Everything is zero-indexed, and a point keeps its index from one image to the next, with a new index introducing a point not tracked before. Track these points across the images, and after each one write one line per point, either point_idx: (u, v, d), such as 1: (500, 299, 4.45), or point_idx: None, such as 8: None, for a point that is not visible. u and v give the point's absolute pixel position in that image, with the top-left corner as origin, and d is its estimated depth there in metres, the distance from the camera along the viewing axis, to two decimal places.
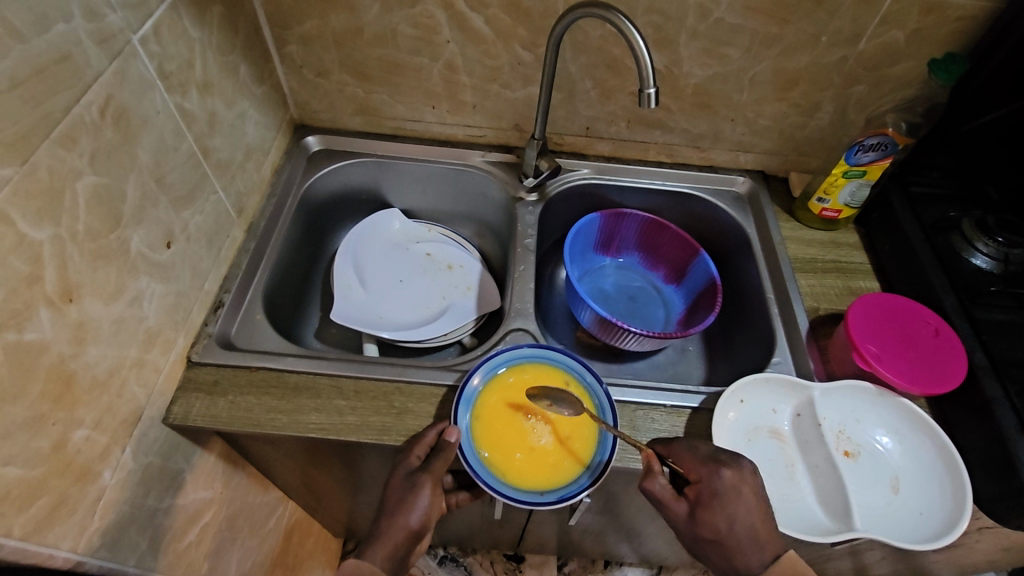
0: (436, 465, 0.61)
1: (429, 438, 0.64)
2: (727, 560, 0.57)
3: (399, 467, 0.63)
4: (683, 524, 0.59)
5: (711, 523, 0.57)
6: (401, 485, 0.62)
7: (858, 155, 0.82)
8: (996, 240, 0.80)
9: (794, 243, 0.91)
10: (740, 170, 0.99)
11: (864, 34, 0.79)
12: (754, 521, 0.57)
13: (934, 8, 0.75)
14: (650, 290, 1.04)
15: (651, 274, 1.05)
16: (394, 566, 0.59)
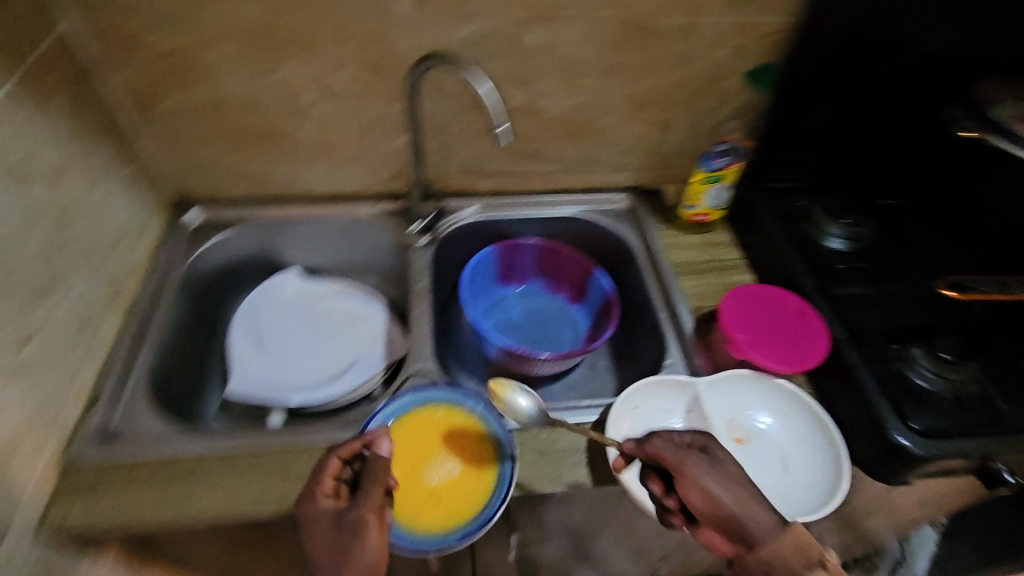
0: (369, 502, 0.56)
1: (331, 470, 0.59)
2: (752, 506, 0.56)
3: (315, 502, 0.56)
4: (708, 469, 0.59)
5: (727, 465, 0.60)
6: (332, 531, 0.54)
7: (713, 161, 0.92)
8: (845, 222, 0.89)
9: (674, 250, 0.97)
10: (619, 188, 1.06)
11: (694, 56, 0.87)
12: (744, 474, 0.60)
13: (746, 28, 0.84)
14: (557, 313, 1.07)
15: (556, 297, 1.08)
16: None
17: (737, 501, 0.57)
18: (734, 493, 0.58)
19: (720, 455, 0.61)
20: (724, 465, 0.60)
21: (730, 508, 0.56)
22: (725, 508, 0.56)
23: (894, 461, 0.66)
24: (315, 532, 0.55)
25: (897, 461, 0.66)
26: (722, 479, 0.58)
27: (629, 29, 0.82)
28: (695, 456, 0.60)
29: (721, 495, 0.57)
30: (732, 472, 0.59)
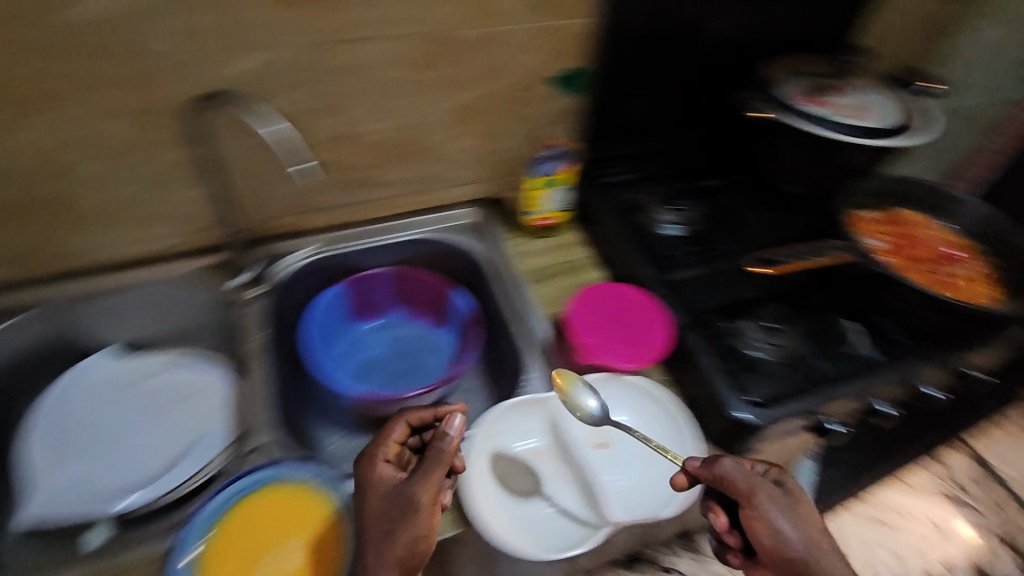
0: (424, 481, 0.59)
1: (393, 437, 0.66)
2: (818, 550, 0.60)
3: (376, 468, 0.63)
4: (769, 509, 0.61)
5: (802, 503, 0.62)
6: (386, 503, 0.59)
7: (545, 166, 0.93)
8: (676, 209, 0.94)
9: (524, 258, 0.98)
10: (463, 203, 1.04)
11: (508, 64, 0.86)
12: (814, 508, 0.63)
13: (553, 31, 0.84)
14: (421, 340, 1.02)
15: (417, 323, 1.04)
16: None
17: (801, 543, 0.60)
18: (802, 539, 0.60)
19: (796, 501, 0.62)
20: (799, 506, 0.62)
21: (795, 550, 0.60)
22: (790, 548, 0.60)
23: (742, 435, 0.71)
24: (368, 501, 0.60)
25: (744, 435, 0.70)
26: (796, 523, 0.61)
27: (433, 44, 0.79)
28: (766, 495, 0.61)
29: (788, 533, 0.60)
30: (802, 510, 0.62)
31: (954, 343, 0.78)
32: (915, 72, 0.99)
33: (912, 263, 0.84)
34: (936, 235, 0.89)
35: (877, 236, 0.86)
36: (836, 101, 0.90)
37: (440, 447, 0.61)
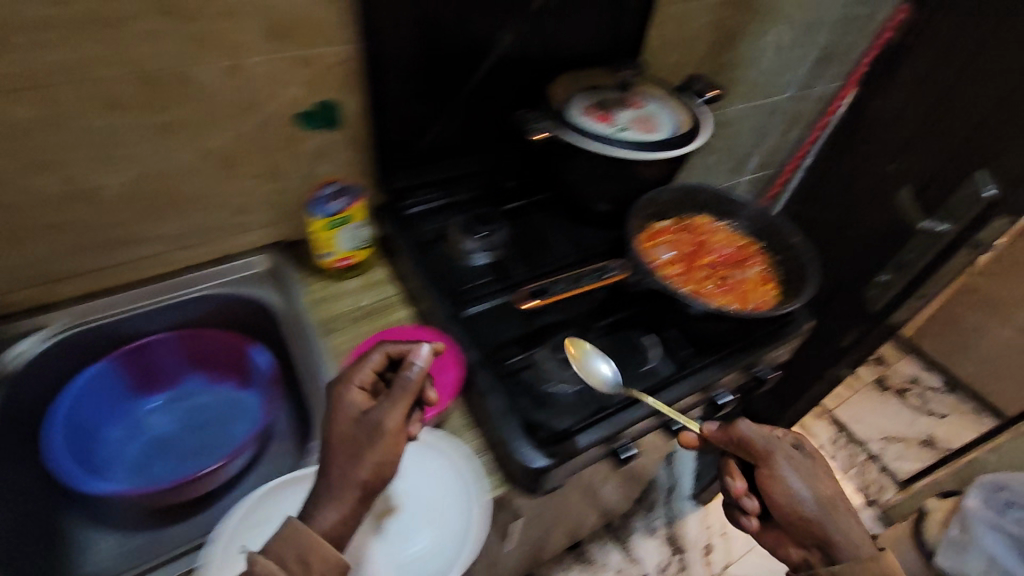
0: (391, 408, 0.57)
1: (370, 363, 0.62)
2: (831, 520, 0.69)
3: (345, 394, 0.59)
4: (804, 466, 0.73)
5: (815, 473, 0.73)
6: (353, 427, 0.57)
7: (327, 205, 0.85)
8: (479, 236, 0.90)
9: (323, 304, 0.90)
10: (255, 250, 0.93)
11: (262, 98, 0.77)
12: (822, 474, 0.73)
13: (306, 61, 0.76)
14: (226, 407, 0.93)
15: (222, 388, 0.94)
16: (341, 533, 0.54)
17: (817, 509, 0.70)
18: (818, 505, 0.70)
19: (814, 459, 0.75)
20: (813, 467, 0.73)
21: (809, 513, 0.69)
22: (805, 507, 0.70)
23: (531, 480, 0.68)
24: (331, 431, 0.57)
25: (533, 480, 0.67)
26: (812, 485, 0.71)
27: (154, 84, 0.69)
28: (786, 463, 0.72)
29: (804, 494, 0.70)
30: (810, 479, 0.72)
31: (737, 350, 0.81)
32: (699, 79, 1.00)
33: (701, 271, 0.85)
34: (728, 237, 0.90)
35: (668, 248, 0.87)
36: (621, 118, 0.91)
37: (408, 374, 0.58)
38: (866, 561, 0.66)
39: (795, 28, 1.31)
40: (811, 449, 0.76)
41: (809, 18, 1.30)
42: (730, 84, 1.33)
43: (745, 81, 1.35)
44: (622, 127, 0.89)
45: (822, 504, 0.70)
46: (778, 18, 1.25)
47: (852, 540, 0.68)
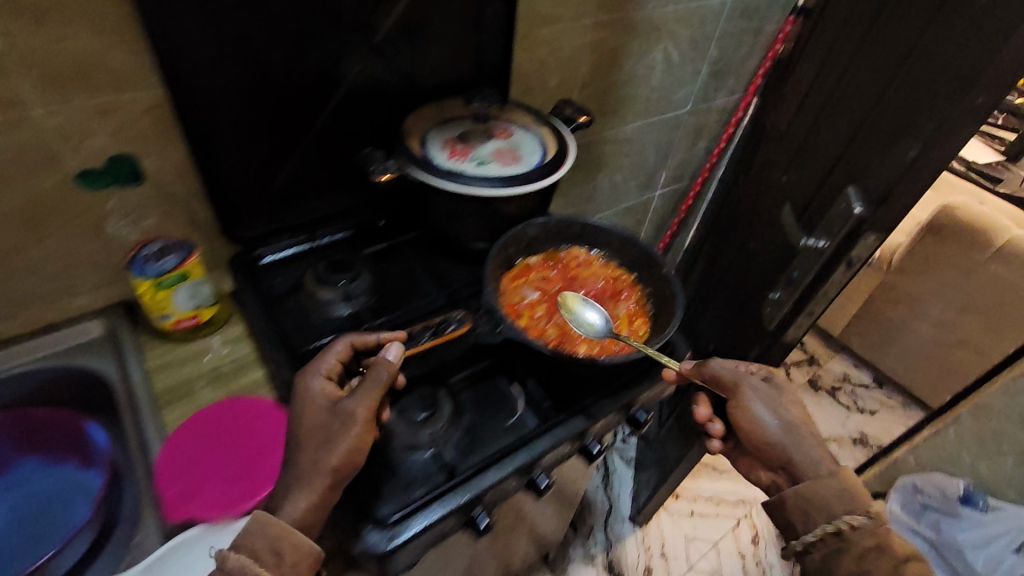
0: (362, 398, 0.63)
1: (337, 353, 0.68)
2: (788, 445, 0.75)
3: (310, 384, 0.65)
4: (769, 396, 0.77)
5: (784, 401, 0.77)
6: (325, 415, 0.62)
7: (153, 265, 0.76)
8: (335, 284, 0.83)
9: (164, 371, 0.81)
10: (92, 314, 0.84)
11: (60, 152, 0.68)
12: (790, 402, 0.78)
13: (108, 108, 0.68)
14: (65, 490, 0.84)
15: (63, 470, 0.85)
16: (319, 511, 0.59)
17: (786, 433, 0.76)
18: (784, 435, 0.76)
19: (778, 400, 0.78)
20: (783, 400, 0.78)
21: (776, 438, 0.75)
22: (772, 434, 0.75)
23: (374, 566, 0.61)
24: (301, 419, 0.63)
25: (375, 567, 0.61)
26: (781, 418, 0.76)
27: None
28: (753, 402, 0.76)
29: (770, 423, 0.76)
30: (777, 407, 0.77)
31: (606, 395, 0.75)
32: (572, 105, 0.97)
33: (569, 310, 0.80)
34: (599, 271, 0.85)
35: (535, 287, 0.81)
36: (482, 149, 0.87)
37: (382, 366, 0.64)
38: (828, 478, 0.72)
39: (680, 43, 1.29)
40: (780, 385, 0.79)
41: (694, 33, 1.29)
42: (621, 102, 1.31)
43: (635, 99, 1.33)
44: (481, 158, 0.85)
45: (790, 430, 0.76)
46: (660, 34, 1.23)
47: (812, 463, 0.74)
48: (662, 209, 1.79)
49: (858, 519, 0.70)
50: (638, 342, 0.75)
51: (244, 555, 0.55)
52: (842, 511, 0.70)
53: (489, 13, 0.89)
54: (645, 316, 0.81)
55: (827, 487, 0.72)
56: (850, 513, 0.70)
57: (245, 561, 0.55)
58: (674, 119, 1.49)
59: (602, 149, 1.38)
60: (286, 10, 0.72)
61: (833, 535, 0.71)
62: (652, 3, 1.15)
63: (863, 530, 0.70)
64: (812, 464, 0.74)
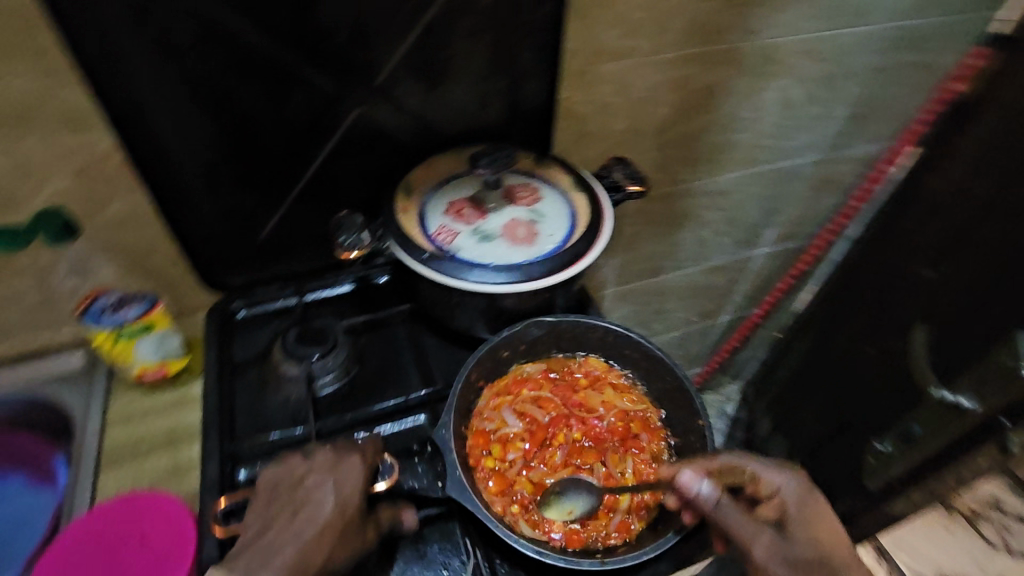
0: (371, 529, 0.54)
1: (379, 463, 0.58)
2: None
3: (351, 459, 0.53)
4: (792, 548, 0.50)
5: (808, 541, 0.51)
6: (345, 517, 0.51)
7: (109, 315, 0.71)
8: (298, 360, 0.70)
9: (123, 424, 0.75)
10: (74, 346, 0.79)
11: (19, 191, 0.62)
12: (819, 536, 0.52)
13: (66, 149, 0.61)
14: (31, 517, 0.80)
15: (34, 494, 0.81)
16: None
17: None
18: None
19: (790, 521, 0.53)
20: (803, 541, 0.52)
21: None
22: None
23: None
24: (338, 500, 0.51)
25: None
26: (812, 557, 0.50)
27: None
28: (771, 534, 0.51)
29: None
30: (806, 556, 0.50)
31: None
32: (624, 159, 0.76)
33: (556, 455, 0.63)
34: (614, 400, 0.67)
35: (520, 414, 0.65)
36: (493, 220, 0.70)
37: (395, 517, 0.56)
38: None
39: (805, 81, 1.01)
40: (790, 492, 0.55)
41: (825, 67, 1.00)
42: (717, 148, 1.05)
43: (736, 145, 1.07)
44: (485, 234, 0.68)
45: (824, 557, 0.51)
46: (776, 70, 0.96)
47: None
48: (767, 270, 1.47)
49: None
50: (629, 536, 0.58)
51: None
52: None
53: (528, 48, 0.72)
54: (659, 483, 0.62)
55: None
56: None
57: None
58: (790, 169, 1.19)
59: (687, 201, 1.13)
60: (265, 48, 0.61)
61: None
62: (765, 31, 0.89)
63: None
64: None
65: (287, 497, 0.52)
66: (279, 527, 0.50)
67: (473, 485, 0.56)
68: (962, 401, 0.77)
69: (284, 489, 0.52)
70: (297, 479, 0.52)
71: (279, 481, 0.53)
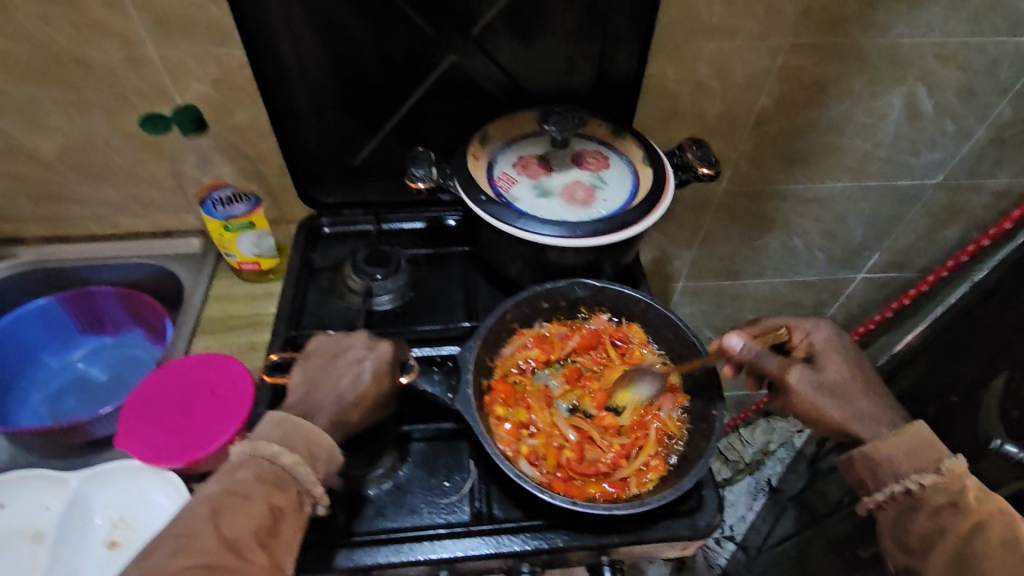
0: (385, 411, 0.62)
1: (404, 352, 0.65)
2: (856, 422, 0.61)
3: (383, 344, 0.61)
4: (825, 378, 0.63)
5: (835, 368, 0.64)
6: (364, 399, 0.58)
7: (224, 208, 0.82)
8: (362, 275, 0.78)
9: (220, 301, 0.88)
10: (196, 231, 0.95)
11: (170, 89, 0.75)
12: (846, 372, 0.64)
13: (209, 57, 0.72)
14: (145, 364, 0.95)
15: (151, 345, 0.96)
16: (321, 451, 0.54)
17: (849, 412, 0.62)
18: (841, 400, 0.62)
19: (821, 359, 0.65)
20: (836, 375, 0.64)
21: (843, 418, 0.61)
22: (834, 415, 0.61)
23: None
24: (375, 371, 0.60)
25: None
26: (834, 390, 0.63)
27: (63, 62, 0.71)
28: (795, 366, 0.63)
29: (826, 404, 0.62)
30: (834, 382, 0.63)
31: (565, 526, 0.59)
32: (703, 143, 0.76)
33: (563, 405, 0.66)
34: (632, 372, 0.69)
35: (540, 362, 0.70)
36: (557, 178, 0.73)
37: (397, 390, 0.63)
38: (901, 440, 0.58)
39: (941, 91, 0.91)
40: (822, 337, 0.67)
41: (968, 78, 0.90)
42: (823, 152, 0.98)
43: (847, 152, 0.99)
44: (544, 189, 0.72)
45: (847, 390, 0.63)
46: (906, 74, 0.88)
47: (877, 414, 0.62)
48: (865, 300, 1.33)
49: (930, 478, 0.57)
50: (620, 495, 0.60)
51: (286, 453, 0.52)
52: (915, 470, 0.57)
53: (624, 16, 0.74)
54: (661, 460, 0.63)
55: (899, 443, 0.58)
56: (918, 473, 0.57)
57: (293, 459, 0.52)
58: (910, 190, 1.08)
59: (779, 203, 1.07)
60: None
61: (901, 495, 0.58)
62: (897, 28, 0.82)
63: (940, 489, 0.57)
64: (874, 419, 0.61)
65: (332, 362, 0.61)
66: (316, 391, 0.59)
67: (480, 411, 0.61)
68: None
69: (324, 365, 0.60)
70: (342, 349, 0.61)
71: (323, 351, 0.62)
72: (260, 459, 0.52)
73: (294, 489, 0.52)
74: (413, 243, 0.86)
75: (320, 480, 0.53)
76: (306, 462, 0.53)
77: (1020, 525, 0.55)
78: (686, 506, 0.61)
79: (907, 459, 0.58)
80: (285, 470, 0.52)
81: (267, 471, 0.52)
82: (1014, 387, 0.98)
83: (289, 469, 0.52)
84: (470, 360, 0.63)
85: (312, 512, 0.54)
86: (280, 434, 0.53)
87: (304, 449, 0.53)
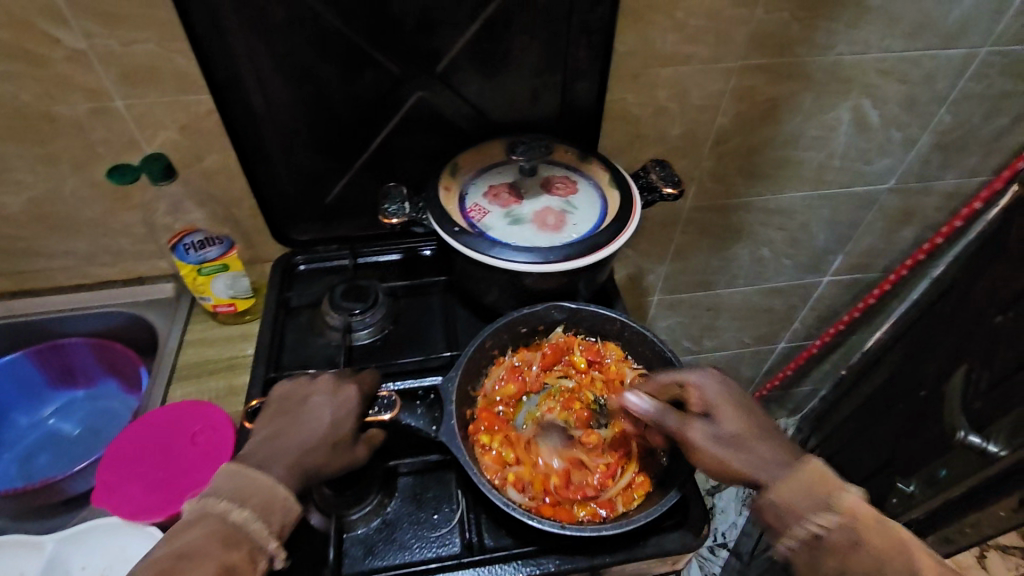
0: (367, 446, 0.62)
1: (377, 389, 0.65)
2: (753, 468, 0.54)
3: (349, 382, 0.63)
4: (714, 427, 0.57)
5: (724, 419, 0.58)
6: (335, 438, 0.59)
7: (196, 253, 0.82)
8: (342, 311, 0.78)
9: (196, 346, 0.87)
10: (169, 276, 0.94)
11: (138, 139, 0.75)
12: (739, 421, 0.58)
13: (176, 105, 0.73)
14: (121, 415, 0.93)
15: (126, 396, 0.94)
16: (275, 503, 0.52)
17: (744, 459, 0.55)
18: (735, 450, 0.56)
19: (715, 409, 0.59)
20: (728, 427, 0.57)
21: (736, 467, 0.55)
22: (726, 465, 0.55)
23: None
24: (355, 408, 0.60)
25: None
26: (728, 442, 0.56)
27: (27, 119, 0.71)
28: (692, 422, 0.58)
29: (721, 456, 0.55)
30: (727, 430, 0.57)
31: (557, 551, 0.59)
32: (665, 164, 0.79)
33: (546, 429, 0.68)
34: (612, 390, 0.71)
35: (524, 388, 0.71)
36: (527, 206, 0.75)
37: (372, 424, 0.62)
38: (792, 482, 0.52)
39: (884, 102, 0.97)
40: (708, 383, 0.60)
41: (908, 89, 0.95)
42: (781, 164, 1.02)
43: (803, 163, 1.03)
44: (516, 217, 0.73)
45: (742, 439, 0.56)
46: (851, 88, 0.93)
47: (767, 460, 0.55)
48: (833, 302, 1.37)
49: (831, 519, 0.50)
50: (607, 515, 0.61)
51: (237, 508, 0.50)
52: (812, 513, 0.50)
53: (582, 47, 0.77)
54: (648, 475, 0.64)
55: (790, 486, 0.52)
56: (817, 513, 0.50)
57: (247, 514, 0.50)
58: (866, 196, 1.13)
59: (744, 215, 1.11)
60: (344, 32, 0.70)
61: (812, 542, 0.50)
62: (838, 46, 0.87)
63: (841, 535, 0.49)
64: (769, 464, 0.54)
65: (298, 408, 0.61)
66: (295, 430, 0.58)
67: (465, 441, 0.62)
68: (991, 447, 0.91)
69: (297, 408, 0.61)
70: (307, 393, 0.62)
71: (289, 395, 0.62)
72: (209, 517, 0.49)
73: (247, 546, 0.49)
74: (391, 275, 0.87)
75: (276, 535, 0.51)
76: (260, 516, 0.50)
77: (909, 543, 0.50)
78: (674, 520, 0.62)
79: (798, 500, 0.51)
80: (238, 526, 0.49)
81: (217, 529, 0.48)
82: (976, 379, 1.01)
83: (242, 525, 0.49)
84: (451, 390, 0.64)
85: (267, 570, 0.50)
86: (232, 487, 0.51)
87: (258, 503, 0.51)
